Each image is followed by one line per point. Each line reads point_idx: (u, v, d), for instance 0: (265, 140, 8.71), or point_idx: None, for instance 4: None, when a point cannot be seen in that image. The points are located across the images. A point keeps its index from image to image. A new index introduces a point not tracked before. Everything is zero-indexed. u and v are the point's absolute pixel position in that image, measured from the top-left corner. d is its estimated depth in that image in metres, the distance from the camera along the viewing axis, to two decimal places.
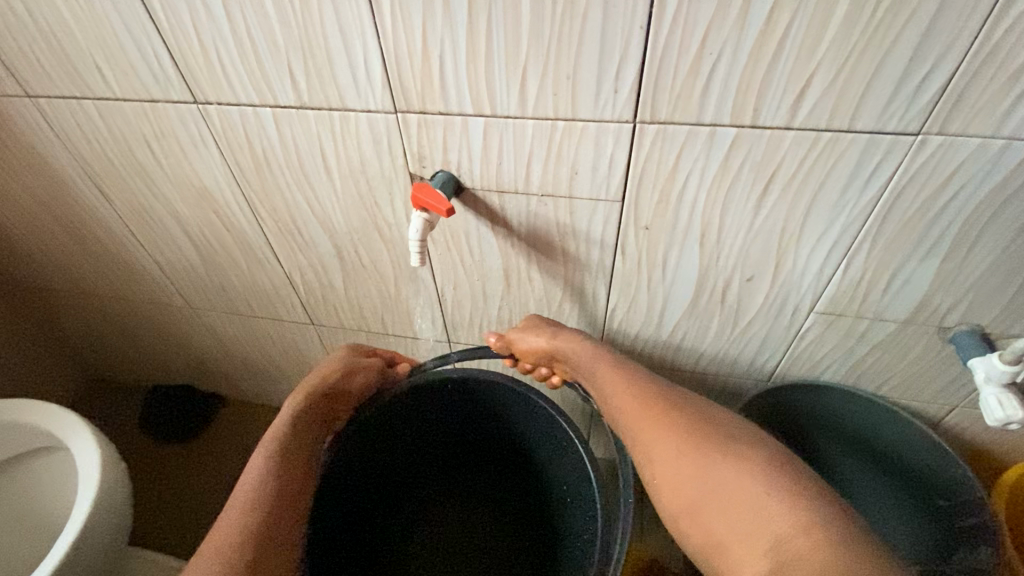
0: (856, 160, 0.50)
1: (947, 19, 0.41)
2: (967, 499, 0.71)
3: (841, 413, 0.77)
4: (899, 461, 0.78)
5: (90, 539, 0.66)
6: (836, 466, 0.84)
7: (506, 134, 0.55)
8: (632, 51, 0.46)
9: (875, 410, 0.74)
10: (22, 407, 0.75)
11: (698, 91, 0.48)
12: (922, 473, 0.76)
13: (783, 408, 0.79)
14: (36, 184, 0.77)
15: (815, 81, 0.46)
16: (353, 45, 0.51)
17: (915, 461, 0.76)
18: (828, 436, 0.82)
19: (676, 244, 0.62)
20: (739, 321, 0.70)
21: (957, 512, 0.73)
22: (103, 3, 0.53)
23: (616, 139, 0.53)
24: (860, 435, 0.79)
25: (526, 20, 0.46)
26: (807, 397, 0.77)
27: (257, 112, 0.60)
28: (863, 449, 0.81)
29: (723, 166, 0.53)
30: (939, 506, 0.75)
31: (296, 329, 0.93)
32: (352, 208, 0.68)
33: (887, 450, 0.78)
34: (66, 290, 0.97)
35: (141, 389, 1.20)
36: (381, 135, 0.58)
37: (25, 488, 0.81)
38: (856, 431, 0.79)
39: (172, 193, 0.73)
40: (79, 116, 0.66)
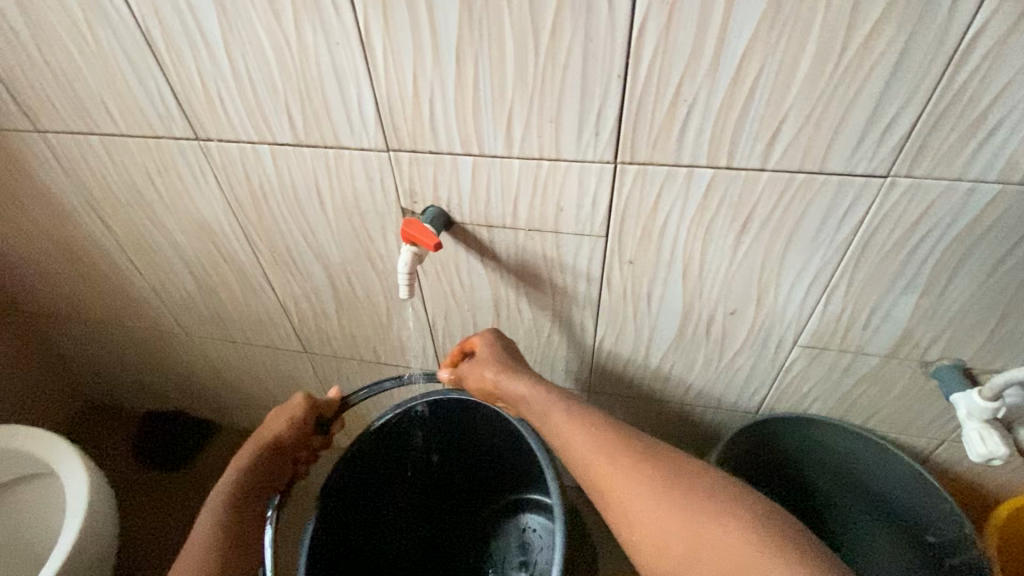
0: (830, 201, 0.52)
1: (907, 70, 0.43)
2: (955, 536, 0.70)
3: (822, 440, 0.77)
4: (884, 494, 0.77)
5: (74, 568, 0.66)
6: (816, 488, 0.83)
7: (493, 171, 0.57)
8: (612, 95, 0.48)
9: (863, 441, 0.73)
10: (14, 433, 0.76)
11: (676, 133, 0.50)
12: (908, 509, 0.75)
13: (766, 435, 0.77)
14: (39, 214, 0.79)
15: (786, 126, 0.48)
16: (348, 89, 0.54)
17: (901, 497, 0.75)
18: (813, 464, 0.81)
19: (660, 277, 0.63)
20: (726, 353, 0.70)
21: (946, 549, 0.72)
22: (113, 47, 0.56)
23: (598, 178, 0.55)
24: (845, 465, 0.78)
25: (511, 67, 0.49)
26: (796, 429, 0.76)
27: (256, 148, 0.62)
28: (846, 478, 0.80)
29: (702, 205, 0.55)
30: (925, 541, 0.75)
31: (289, 357, 0.94)
32: (346, 240, 0.70)
33: (875, 482, 0.77)
34: (62, 316, 0.98)
35: (134, 415, 1.20)
36: (374, 172, 0.60)
37: (16, 512, 0.80)
38: (842, 461, 0.78)
39: (172, 223, 0.75)
40: (85, 150, 0.68)
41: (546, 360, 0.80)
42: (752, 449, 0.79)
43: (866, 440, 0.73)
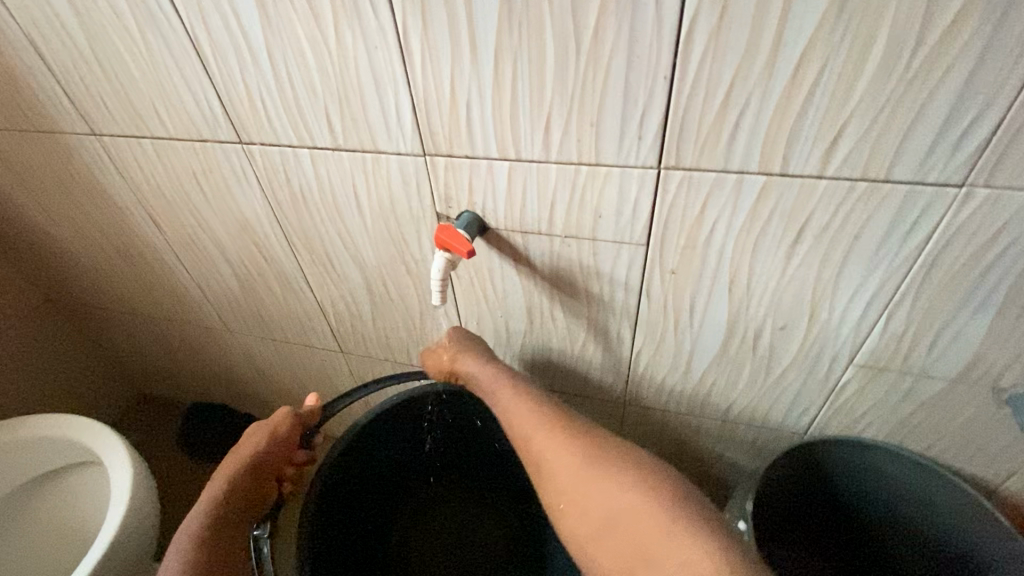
0: (895, 211, 0.48)
1: (991, 69, 0.39)
2: None
3: (872, 467, 0.71)
4: (941, 527, 0.71)
5: (119, 553, 0.68)
6: (863, 515, 0.77)
7: (530, 177, 0.55)
8: (658, 97, 0.46)
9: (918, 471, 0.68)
10: (61, 422, 0.79)
11: (725, 137, 0.47)
12: (969, 545, 0.69)
13: (810, 461, 0.72)
14: (96, 212, 0.83)
15: (848, 130, 0.44)
16: (386, 94, 0.53)
17: (960, 531, 0.69)
18: (860, 492, 0.75)
19: (703, 289, 0.60)
20: (772, 370, 0.66)
21: None
22: (163, 53, 0.58)
23: (640, 184, 0.52)
24: (896, 494, 0.73)
25: (551, 71, 0.47)
26: (846, 454, 0.71)
27: (296, 152, 0.63)
28: (898, 508, 0.74)
29: (751, 214, 0.52)
30: None
31: (326, 357, 0.95)
32: (382, 244, 0.69)
33: (931, 514, 0.71)
34: (116, 310, 1.03)
35: (180, 406, 1.25)
36: (410, 176, 0.60)
37: (68, 498, 0.84)
38: (893, 489, 0.72)
39: (217, 225, 0.77)
40: (137, 152, 0.71)
41: (579, 370, 0.78)
42: (794, 475, 0.74)
43: (933, 473, 0.67)
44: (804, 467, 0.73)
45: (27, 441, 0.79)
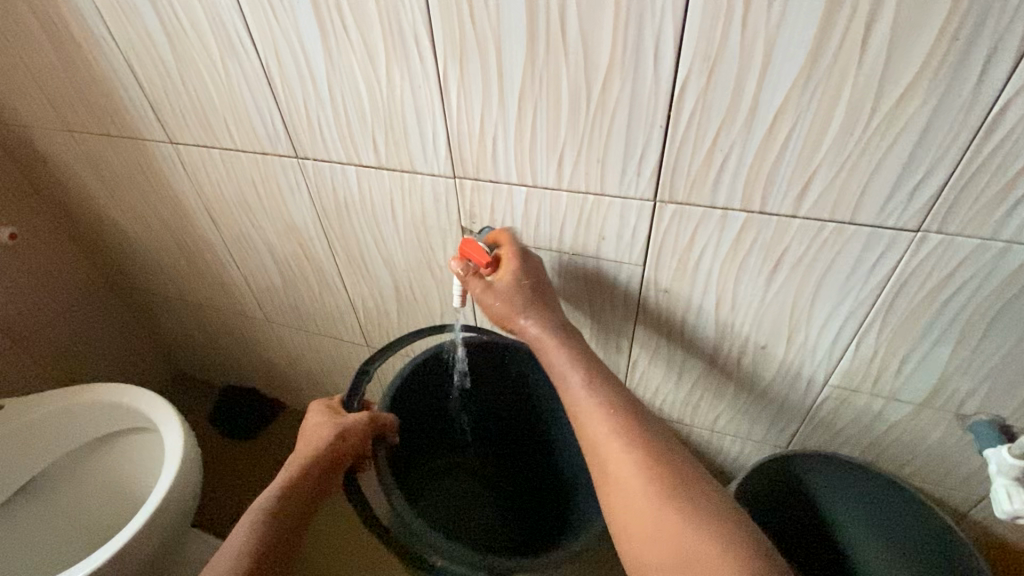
0: (860, 248, 0.55)
1: (936, 134, 0.46)
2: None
3: (844, 476, 0.76)
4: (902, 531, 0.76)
5: (168, 508, 0.77)
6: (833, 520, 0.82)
7: (544, 200, 0.64)
8: (654, 141, 0.54)
9: (882, 482, 0.73)
10: (120, 392, 0.90)
11: (711, 178, 0.55)
12: (926, 548, 0.74)
13: (787, 473, 0.78)
14: (162, 208, 0.94)
15: (816, 178, 0.52)
16: (425, 123, 0.62)
17: (918, 534, 0.74)
18: (830, 497, 0.80)
19: (694, 307, 0.67)
20: (756, 384, 0.73)
21: None
22: (239, 79, 0.69)
23: (638, 213, 0.60)
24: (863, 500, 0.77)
25: (565, 116, 0.55)
26: (821, 468, 0.77)
27: (343, 168, 0.72)
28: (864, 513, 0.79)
29: (735, 243, 0.59)
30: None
31: (352, 349, 1.04)
32: (411, 249, 0.78)
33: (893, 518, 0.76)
34: (165, 295, 1.15)
35: (216, 386, 1.36)
36: (441, 194, 0.69)
37: (121, 463, 0.94)
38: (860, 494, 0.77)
39: (267, 225, 0.87)
40: (205, 159, 0.82)
41: None
42: (772, 483, 0.79)
43: (903, 494, 0.73)
44: (785, 486, 0.80)
45: (94, 407, 0.90)
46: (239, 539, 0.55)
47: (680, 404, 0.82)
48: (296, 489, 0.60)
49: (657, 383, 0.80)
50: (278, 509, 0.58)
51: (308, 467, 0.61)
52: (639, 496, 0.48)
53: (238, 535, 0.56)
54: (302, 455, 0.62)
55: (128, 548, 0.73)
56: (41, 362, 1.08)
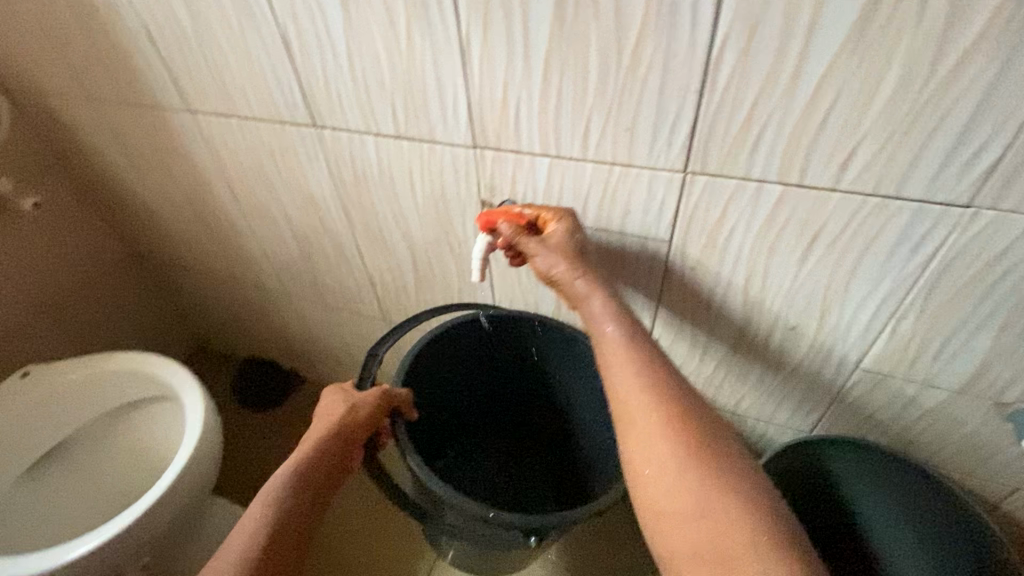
0: (904, 225, 0.52)
1: (997, 101, 0.43)
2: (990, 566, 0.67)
3: (864, 463, 0.74)
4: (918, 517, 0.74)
5: (190, 475, 0.78)
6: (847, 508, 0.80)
7: (568, 172, 0.61)
8: (688, 108, 0.51)
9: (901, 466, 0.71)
10: (143, 360, 0.91)
11: (747, 149, 0.52)
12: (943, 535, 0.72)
13: (810, 459, 0.76)
14: (181, 179, 0.94)
15: (861, 149, 0.49)
16: (446, 90, 0.60)
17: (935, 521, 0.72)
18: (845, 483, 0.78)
19: (721, 286, 0.65)
20: (782, 366, 0.71)
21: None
22: (256, 44, 0.67)
23: (667, 185, 0.58)
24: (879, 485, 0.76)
25: (593, 81, 0.53)
26: (846, 455, 0.74)
27: (362, 137, 0.71)
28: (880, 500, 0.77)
29: (769, 218, 0.56)
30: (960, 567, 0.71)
31: (370, 323, 1.04)
32: (429, 223, 0.77)
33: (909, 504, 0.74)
34: (185, 266, 1.15)
35: (235, 358, 1.38)
36: (461, 165, 0.67)
37: (145, 429, 0.96)
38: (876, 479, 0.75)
39: (286, 197, 0.86)
40: (223, 128, 0.81)
41: None
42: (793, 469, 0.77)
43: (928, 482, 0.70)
44: (808, 489, 0.80)
45: (118, 374, 0.92)
46: (258, 515, 0.53)
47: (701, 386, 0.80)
48: (315, 463, 0.58)
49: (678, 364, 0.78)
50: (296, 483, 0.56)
51: (325, 441, 0.60)
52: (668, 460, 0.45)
53: (256, 511, 0.53)
54: (317, 430, 0.61)
55: (153, 511, 0.75)
56: (67, 330, 1.10)
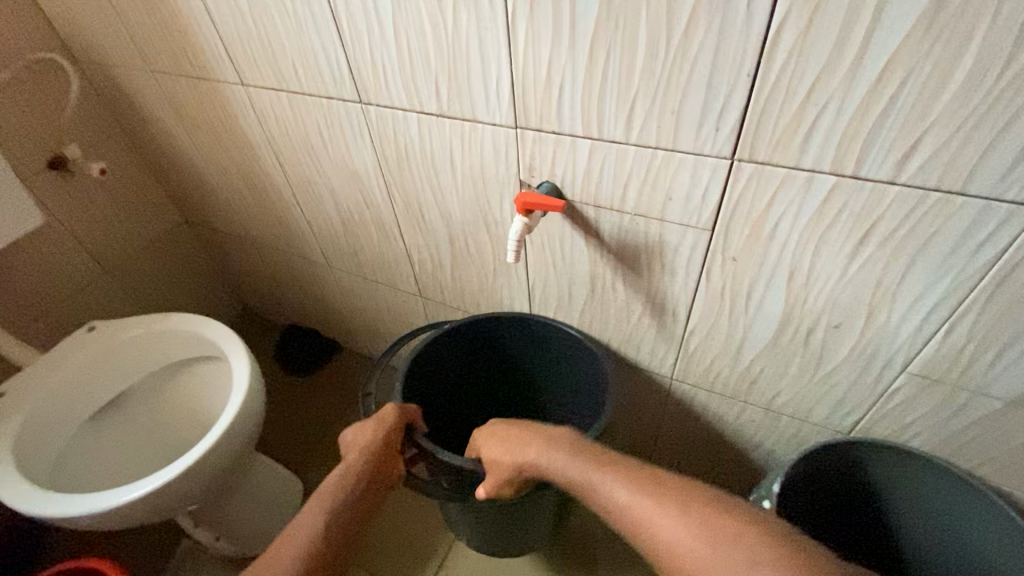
0: (967, 224, 0.49)
1: None
2: (1011, 545, 0.67)
3: (870, 461, 0.73)
4: (928, 507, 0.74)
5: (234, 432, 0.83)
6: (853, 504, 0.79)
7: (609, 156, 0.60)
8: (739, 92, 0.49)
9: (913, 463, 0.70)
10: (196, 322, 0.96)
11: (800, 137, 0.50)
12: (955, 520, 0.72)
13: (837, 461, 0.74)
14: (233, 150, 0.97)
15: (925, 142, 0.46)
16: (490, 69, 0.60)
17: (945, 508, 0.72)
18: (850, 484, 0.77)
19: (763, 278, 0.63)
20: (822, 365, 0.68)
21: (1000, 557, 0.69)
22: (307, 20, 0.68)
23: (712, 172, 0.56)
24: (884, 481, 0.75)
25: (641, 63, 0.51)
26: (871, 456, 0.73)
27: (405, 115, 0.71)
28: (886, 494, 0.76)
29: (819, 210, 0.54)
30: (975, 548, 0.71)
31: (406, 299, 1.07)
32: (467, 202, 0.78)
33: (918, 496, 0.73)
34: (234, 234, 1.21)
35: (278, 325, 1.44)
36: (501, 145, 0.67)
37: (195, 387, 1.02)
38: (881, 476, 0.74)
39: (331, 171, 0.88)
40: (274, 102, 0.83)
41: (632, 343, 0.82)
42: (815, 474, 0.75)
43: (942, 475, 0.69)
44: (849, 503, 0.79)
45: (174, 334, 0.98)
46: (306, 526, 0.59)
47: (733, 381, 0.78)
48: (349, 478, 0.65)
49: (712, 357, 0.76)
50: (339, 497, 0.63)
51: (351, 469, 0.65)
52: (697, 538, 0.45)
53: (305, 523, 0.59)
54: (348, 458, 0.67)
55: (198, 464, 0.80)
56: (128, 289, 1.18)
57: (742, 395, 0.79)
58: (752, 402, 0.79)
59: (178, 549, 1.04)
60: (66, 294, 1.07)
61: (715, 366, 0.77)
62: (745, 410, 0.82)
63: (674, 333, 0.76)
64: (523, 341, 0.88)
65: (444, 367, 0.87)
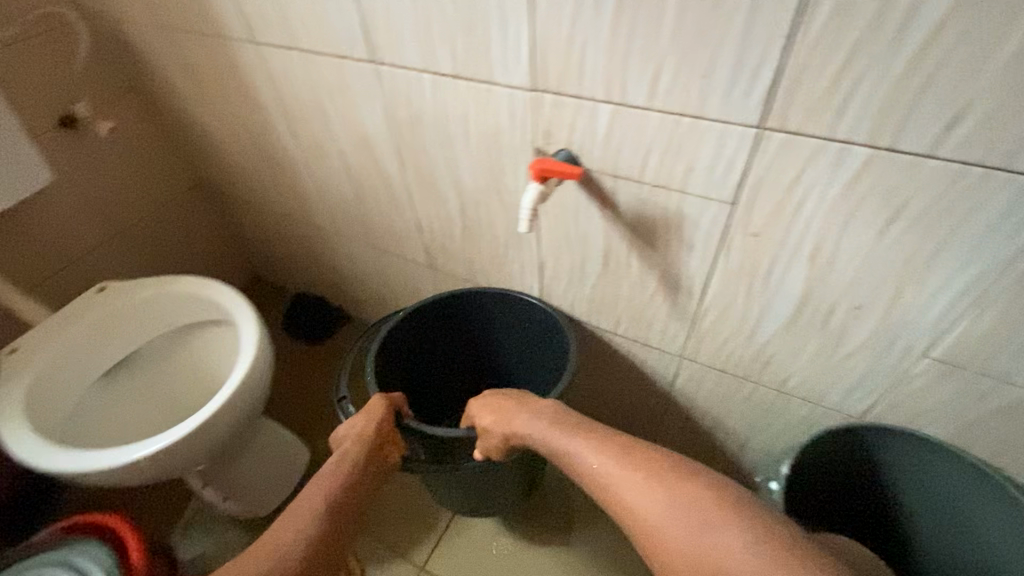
0: (1008, 203, 0.46)
1: None
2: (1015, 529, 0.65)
3: (871, 444, 0.71)
4: (928, 489, 0.72)
5: (242, 395, 0.84)
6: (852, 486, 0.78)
7: (630, 123, 0.58)
8: (773, 54, 0.46)
9: (915, 446, 0.68)
10: (206, 285, 0.96)
11: (835, 105, 0.47)
12: (957, 503, 0.70)
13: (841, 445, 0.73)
14: (243, 112, 0.96)
15: (970, 113, 0.43)
16: (509, 28, 0.57)
17: (947, 491, 0.70)
18: (848, 466, 0.75)
19: (784, 256, 0.61)
20: (839, 349, 0.67)
21: (1003, 540, 0.67)
22: None
23: (738, 142, 0.53)
24: (883, 464, 0.73)
25: (669, 22, 0.49)
26: (874, 440, 0.71)
27: (419, 76, 0.69)
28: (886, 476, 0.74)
29: (849, 185, 0.51)
30: (977, 531, 0.70)
31: (415, 270, 1.05)
32: (480, 171, 0.75)
33: (919, 478, 0.72)
34: (243, 199, 1.19)
35: (287, 293, 1.44)
36: (518, 109, 0.64)
37: (205, 350, 1.03)
38: (880, 459, 0.73)
39: (342, 135, 0.86)
40: (284, 61, 0.81)
41: (644, 321, 0.81)
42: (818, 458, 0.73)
43: (946, 458, 0.67)
44: (848, 485, 0.78)
45: (184, 297, 0.98)
46: (306, 512, 0.61)
47: (746, 363, 0.76)
48: (343, 469, 0.67)
49: (725, 337, 0.74)
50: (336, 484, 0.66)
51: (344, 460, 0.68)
52: (664, 514, 0.51)
53: (302, 512, 0.62)
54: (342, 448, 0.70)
55: (206, 426, 0.80)
56: (138, 252, 1.18)
57: (754, 377, 0.78)
58: (764, 385, 0.78)
59: (187, 508, 1.06)
60: (77, 254, 1.07)
61: (728, 346, 0.76)
62: (756, 392, 0.80)
63: (688, 312, 0.74)
64: (495, 322, 0.91)
65: (419, 344, 0.90)
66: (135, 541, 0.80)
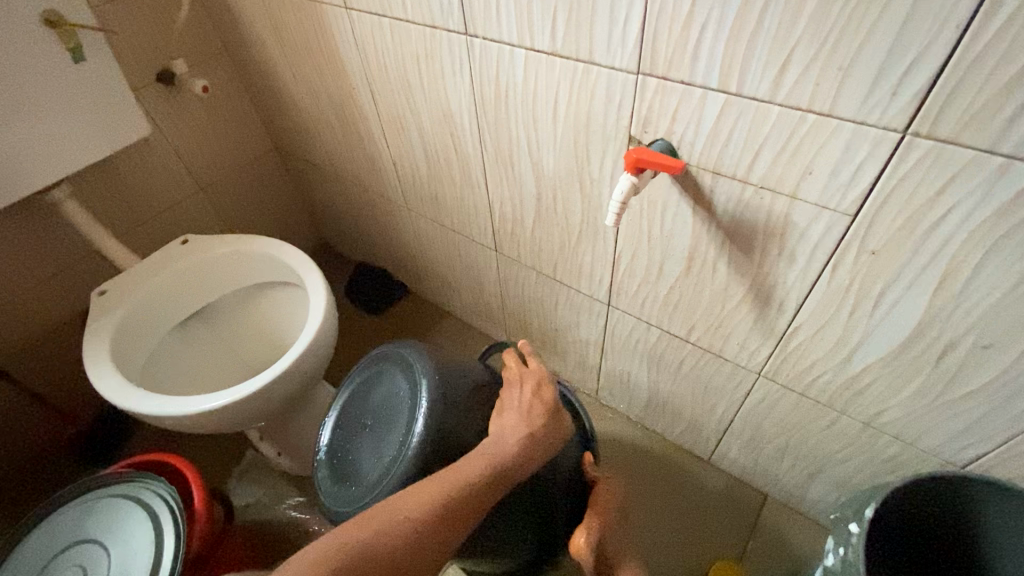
0: None
1: None
2: None
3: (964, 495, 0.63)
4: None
5: (305, 359, 0.85)
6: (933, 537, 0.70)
7: (744, 117, 0.52)
8: (937, 49, 0.40)
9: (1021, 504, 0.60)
10: (280, 248, 0.98)
11: (1007, 113, 0.40)
12: None
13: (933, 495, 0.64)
14: (329, 79, 0.96)
15: None
16: (620, 5, 0.53)
17: None
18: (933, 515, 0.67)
19: (903, 280, 0.54)
20: (950, 389, 0.59)
21: None
22: None
23: (872, 148, 0.47)
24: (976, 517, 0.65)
25: (812, 5, 0.43)
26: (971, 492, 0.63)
27: (512, 52, 0.65)
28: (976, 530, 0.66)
29: (1005, 208, 0.44)
30: None
31: (481, 251, 1.04)
32: (564, 157, 0.72)
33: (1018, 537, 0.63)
34: (319, 165, 1.21)
35: (351, 261, 1.46)
36: (616, 93, 0.60)
37: (273, 310, 1.06)
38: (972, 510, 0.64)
39: (423, 108, 0.84)
40: (375, 30, 0.79)
41: (721, 331, 0.75)
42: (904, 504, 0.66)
43: None
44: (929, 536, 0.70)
45: (259, 257, 1.01)
46: (420, 513, 0.52)
47: (833, 390, 0.70)
48: (478, 467, 0.56)
49: (814, 359, 0.68)
50: (461, 494, 0.54)
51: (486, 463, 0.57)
52: None
53: (422, 499, 0.53)
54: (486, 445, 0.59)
55: (272, 385, 0.82)
56: (219, 209, 1.23)
57: (840, 406, 0.71)
58: (851, 416, 0.71)
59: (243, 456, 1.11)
60: (166, 206, 1.13)
61: (815, 369, 0.69)
62: (840, 423, 0.73)
63: (776, 327, 0.68)
64: None
65: None
66: (196, 482, 0.84)
